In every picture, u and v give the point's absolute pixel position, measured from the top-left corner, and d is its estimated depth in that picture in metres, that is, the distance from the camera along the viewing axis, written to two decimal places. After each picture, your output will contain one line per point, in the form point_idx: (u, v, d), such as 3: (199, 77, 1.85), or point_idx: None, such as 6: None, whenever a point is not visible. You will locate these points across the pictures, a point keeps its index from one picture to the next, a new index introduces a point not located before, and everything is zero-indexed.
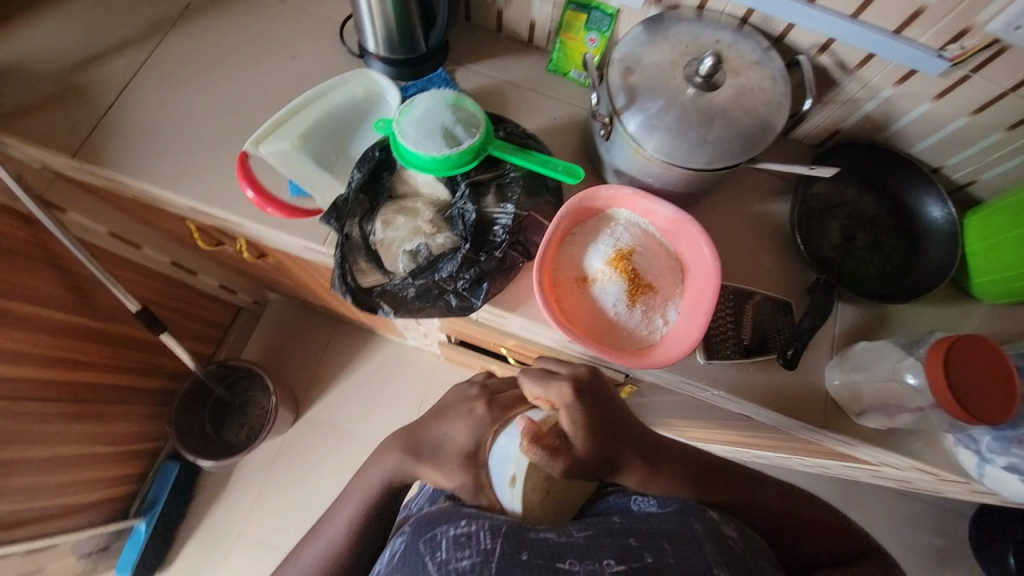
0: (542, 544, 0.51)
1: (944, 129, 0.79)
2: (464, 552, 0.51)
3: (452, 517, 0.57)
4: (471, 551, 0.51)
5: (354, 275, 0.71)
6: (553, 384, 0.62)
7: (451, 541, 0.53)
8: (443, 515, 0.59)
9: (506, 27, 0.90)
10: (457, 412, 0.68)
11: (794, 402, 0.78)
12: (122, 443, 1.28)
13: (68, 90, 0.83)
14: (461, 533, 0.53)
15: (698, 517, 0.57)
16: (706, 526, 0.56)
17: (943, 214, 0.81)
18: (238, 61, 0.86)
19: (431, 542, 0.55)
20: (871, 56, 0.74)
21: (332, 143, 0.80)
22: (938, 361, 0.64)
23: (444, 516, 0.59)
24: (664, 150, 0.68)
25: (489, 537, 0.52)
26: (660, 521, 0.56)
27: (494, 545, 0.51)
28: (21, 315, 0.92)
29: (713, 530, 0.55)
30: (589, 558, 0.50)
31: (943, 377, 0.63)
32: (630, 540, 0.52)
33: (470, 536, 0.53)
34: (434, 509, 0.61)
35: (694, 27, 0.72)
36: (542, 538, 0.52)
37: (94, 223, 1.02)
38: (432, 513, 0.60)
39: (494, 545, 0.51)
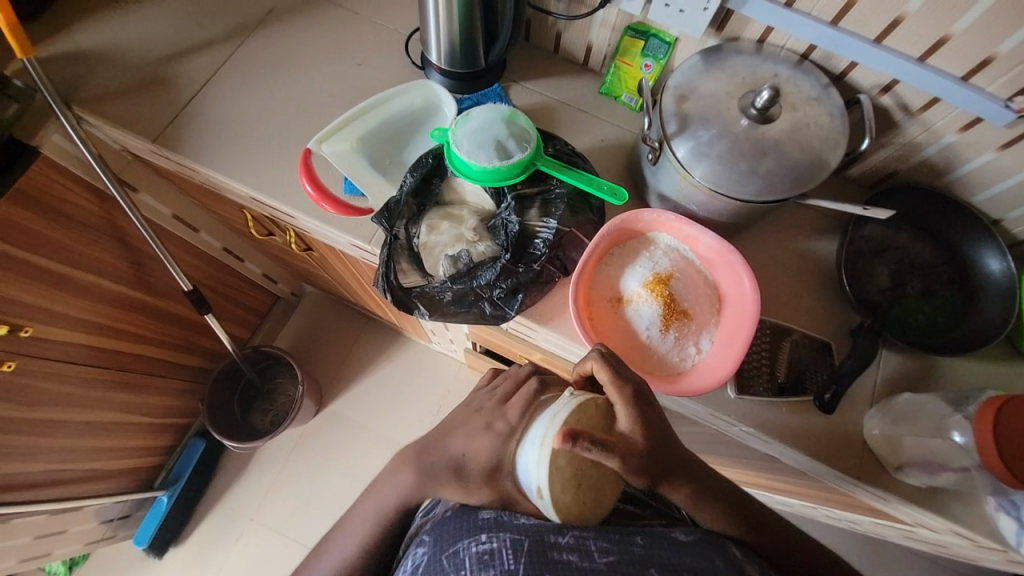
0: (567, 567, 0.50)
1: (1008, 181, 0.76)
2: (488, 572, 0.51)
3: (471, 529, 0.57)
4: (494, 572, 0.51)
5: (396, 275, 0.73)
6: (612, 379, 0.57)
7: (474, 559, 0.53)
8: (462, 525, 0.58)
9: (563, 48, 0.92)
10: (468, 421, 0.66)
11: (828, 448, 0.75)
12: (156, 415, 1.34)
13: (156, 80, 0.90)
14: (483, 551, 0.53)
15: (719, 553, 0.55)
16: (728, 562, 0.54)
17: (1001, 267, 0.77)
18: (309, 64, 0.91)
19: (456, 559, 0.55)
20: (936, 100, 0.73)
21: (387, 147, 0.83)
22: (988, 416, 0.61)
23: (462, 526, 0.58)
24: (713, 178, 0.67)
25: (511, 557, 0.51)
26: (680, 552, 0.53)
27: (517, 565, 0.51)
28: (83, 284, 0.99)
29: (733, 565, 0.54)
30: None
31: (991, 433, 0.60)
32: (651, 572, 0.50)
33: (494, 555, 0.52)
34: (448, 516, 0.60)
35: (752, 60, 0.73)
36: (565, 560, 0.50)
37: (160, 204, 1.09)
38: (448, 522, 0.59)
39: (516, 566, 0.50)
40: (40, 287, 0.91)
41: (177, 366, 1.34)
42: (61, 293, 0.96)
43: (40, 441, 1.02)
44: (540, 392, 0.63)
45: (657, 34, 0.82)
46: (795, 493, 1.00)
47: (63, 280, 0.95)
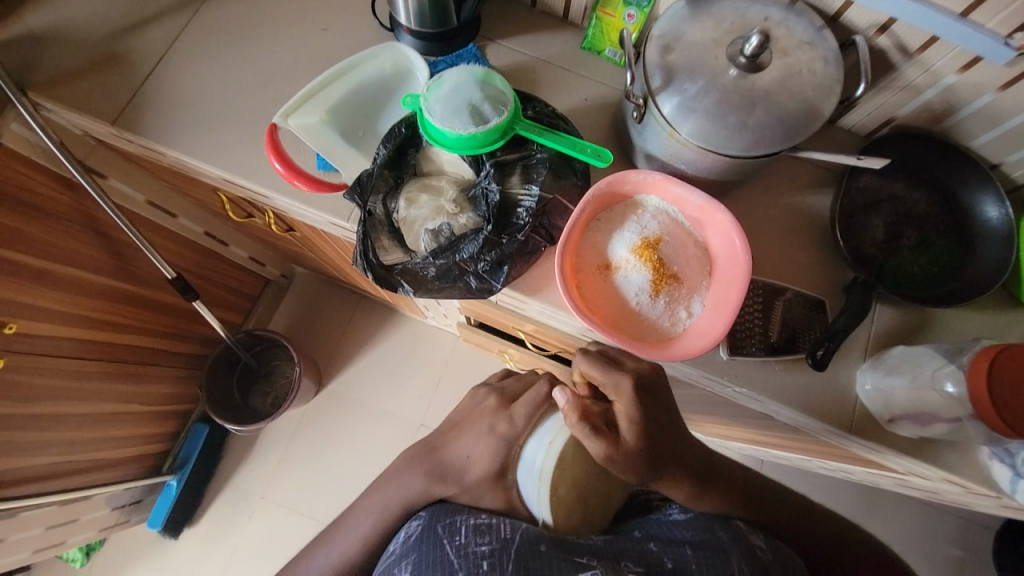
0: (562, 542, 0.55)
1: (1008, 123, 0.73)
2: (484, 538, 0.56)
3: (470, 508, 0.62)
4: (491, 538, 0.56)
5: (376, 252, 0.71)
6: (613, 376, 0.59)
7: (471, 528, 0.58)
8: (461, 507, 0.63)
9: (541, 0, 0.86)
10: (479, 426, 0.68)
11: (824, 405, 0.75)
12: (156, 403, 1.34)
13: (111, 57, 0.85)
14: (481, 523, 0.59)
15: (723, 526, 0.60)
16: (731, 533, 0.59)
17: (999, 214, 0.75)
18: (270, 31, 0.85)
19: (450, 528, 0.60)
20: (934, 39, 0.68)
21: (359, 118, 0.79)
22: (979, 369, 0.61)
23: (460, 508, 0.63)
24: (700, 135, 0.64)
25: (508, 529, 0.57)
26: (683, 529, 0.60)
27: (512, 534, 0.56)
28: (62, 276, 0.97)
29: (739, 538, 0.59)
30: (607, 558, 0.54)
31: (984, 384, 0.60)
32: (650, 545, 0.57)
33: (491, 525, 0.58)
34: (448, 500, 0.66)
35: (741, 2, 0.68)
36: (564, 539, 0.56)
37: (131, 190, 1.05)
38: (445, 504, 0.65)
39: (512, 535, 0.56)
40: (18, 282, 0.89)
41: (173, 355, 1.34)
42: (39, 287, 0.93)
43: (41, 435, 1.03)
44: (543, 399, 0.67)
45: None
46: (790, 448, 1.01)
47: (41, 274, 0.93)
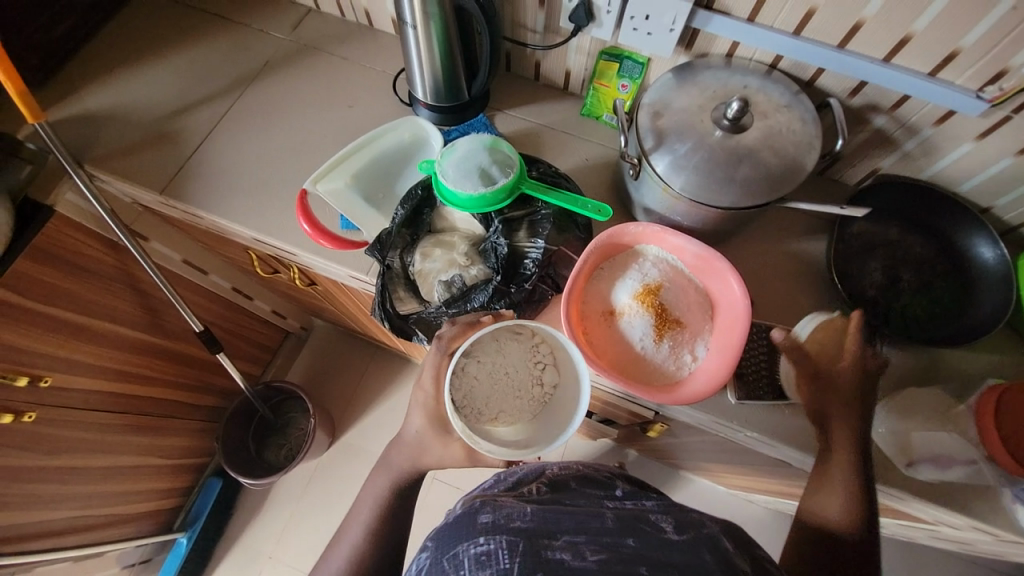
0: (559, 560, 0.50)
1: (990, 169, 0.77)
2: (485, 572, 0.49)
3: (469, 533, 0.55)
4: (491, 571, 0.49)
5: (393, 303, 0.76)
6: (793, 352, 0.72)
7: (471, 560, 0.51)
8: (461, 531, 0.57)
9: (544, 75, 0.96)
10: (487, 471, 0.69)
11: (835, 424, 0.69)
12: (173, 457, 1.37)
13: (162, 135, 0.96)
14: (481, 551, 0.51)
15: (709, 550, 0.54)
16: (717, 557, 0.53)
17: (994, 255, 0.77)
18: (303, 109, 0.96)
19: (455, 559, 0.53)
20: (906, 97, 0.75)
21: (380, 182, 0.87)
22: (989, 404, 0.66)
23: (460, 531, 0.57)
24: (692, 189, 0.69)
25: (507, 556, 0.50)
26: (673, 551, 0.53)
27: (512, 564, 0.49)
28: (99, 332, 1.04)
29: (725, 562, 0.53)
30: None
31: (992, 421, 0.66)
32: (641, 568, 0.50)
33: (492, 552, 0.51)
34: (450, 521, 0.60)
35: (722, 73, 0.76)
36: (558, 556, 0.50)
37: (170, 251, 1.13)
38: (450, 526, 0.59)
39: (512, 564, 0.49)
40: (60, 337, 0.96)
41: (191, 408, 1.37)
42: (76, 342, 1.00)
43: (62, 488, 1.05)
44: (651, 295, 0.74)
45: (630, 55, 0.85)
46: None
47: (81, 329, 1.00)
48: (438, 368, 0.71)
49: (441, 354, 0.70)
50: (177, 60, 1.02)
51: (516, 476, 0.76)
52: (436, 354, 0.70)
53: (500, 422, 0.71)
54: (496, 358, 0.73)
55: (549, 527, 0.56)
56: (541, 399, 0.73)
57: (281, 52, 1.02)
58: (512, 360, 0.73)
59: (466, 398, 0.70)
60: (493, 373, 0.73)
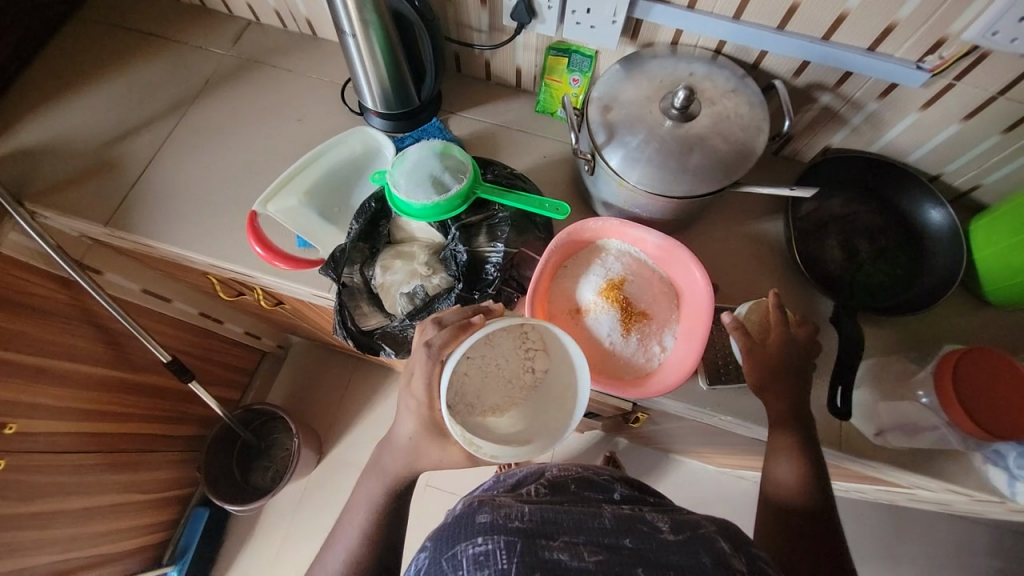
0: (556, 565, 0.47)
1: (937, 137, 0.79)
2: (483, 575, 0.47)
3: (468, 532, 0.52)
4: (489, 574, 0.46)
5: (356, 319, 0.75)
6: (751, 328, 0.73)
7: (471, 561, 0.48)
8: (461, 528, 0.53)
9: (494, 74, 0.95)
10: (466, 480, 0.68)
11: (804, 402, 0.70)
12: (155, 491, 1.33)
13: (103, 164, 0.92)
14: (480, 552, 0.48)
15: (706, 550, 0.51)
16: (716, 560, 0.50)
17: (941, 214, 0.79)
18: (250, 127, 0.93)
19: (452, 560, 0.50)
20: (849, 74, 0.75)
21: (335, 197, 0.85)
22: (947, 377, 0.66)
23: (460, 528, 0.53)
24: (646, 181, 0.69)
25: (505, 557, 0.47)
26: (672, 550, 0.50)
27: (511, 565, 0.47)
28: (60, 372, 1.00)
29: (723, 566, 0.49)
30: None
31: (953, 394, 0.65)
32: (638, 570, 0.47)
33: (489, 553, 0.48)
34: (449, 520, 0.55)
35: (668, 62, 0.75)
36: (555, 559, 0.47)
37: (127, 282, 1.09)
38: (450, 524, 0.55)
39: (510, 566, 0.47)
40: (21, 381, 0.92)
41: (169, 439, 1.34)
42: (36, 384, 0.95)
43: (42, 535, 1.01)
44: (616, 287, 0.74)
45: (578, 49, 0.85)
46: None
47: (41, 371, 0.96)
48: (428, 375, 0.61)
49: (432, 362, 0.61)
50: (113, 84, 0.98)
51: (516, 479, 0.71)
52: (427, 363, 0.60)
53: (497, 417, 0.65)
54: (484, 352, 0.68)
55: (548, 527, 0.52)
56: (534, 388, 0.68)
57: (223, 68, 0.98)
58: (501, 353, 0.68)
59: (457, 395, 0.64)
60: (483, 368, 0.67)
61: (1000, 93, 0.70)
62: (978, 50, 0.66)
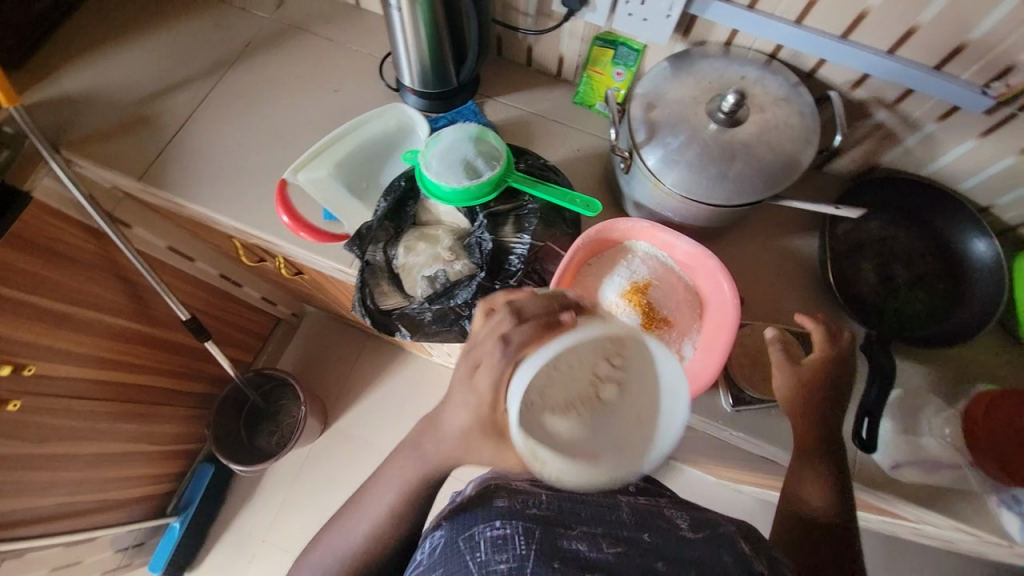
0: (576, 557, 0.43)
1: (994, 166, 0.75)
2: (501, 556, 0.43)
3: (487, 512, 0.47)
4: (507, 558, 0.42)
5: (375, 298, 0.74)
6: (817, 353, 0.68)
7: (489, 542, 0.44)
8: (475, 503, 0.49)
9: (536, 61, 0.93)
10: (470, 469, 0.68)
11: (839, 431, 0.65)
12: (164, 443, 1.36)
13: (140, 119, 0.92)
14: (499, 535, 0.44)
15: (729, 549, 0.48)
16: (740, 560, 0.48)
17: (987, 247, 0.75)
18: (287, 93, 0.93)
19: (470, 541, 0.45)
20: (909, 92, 0.72)
21: (364, 172, 0.84)
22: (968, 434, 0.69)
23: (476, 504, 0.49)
24: (684, 185, 0.67)
25: (525, 541, 0.44)
26: (691, 548, 0.48)
27: (530, 550, 0.43)
28: (82, 320, 1.02)
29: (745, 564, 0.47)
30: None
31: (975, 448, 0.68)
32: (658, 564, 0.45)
33: (508, 538, 0.44)
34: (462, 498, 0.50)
35: (719, 63, 0.73)
36: (573, 549, 0.44)
37: (154, 237, 1.11)
38: (465, 502, 0.49)
39: (530, 550, 0.43)
40: (40, 325, 0.94)
41: (181, 395, 1.37)
42: (59, 330, 0.98)
43: (50, 475, 1.04)
44: (637, 288, 0.73)
45: (625, 42, 0.82)
46: None
47: (63, 318, 0.98)
48: (500, 373, 0.46)
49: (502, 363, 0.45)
50: (156, 39, 0.98)
51: None
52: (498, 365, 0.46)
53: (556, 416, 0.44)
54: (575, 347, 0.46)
55: (566, 516, 0.48)
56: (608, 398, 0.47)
57: (264, 32, 0.98)
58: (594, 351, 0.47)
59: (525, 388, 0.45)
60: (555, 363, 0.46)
61: None
62: None
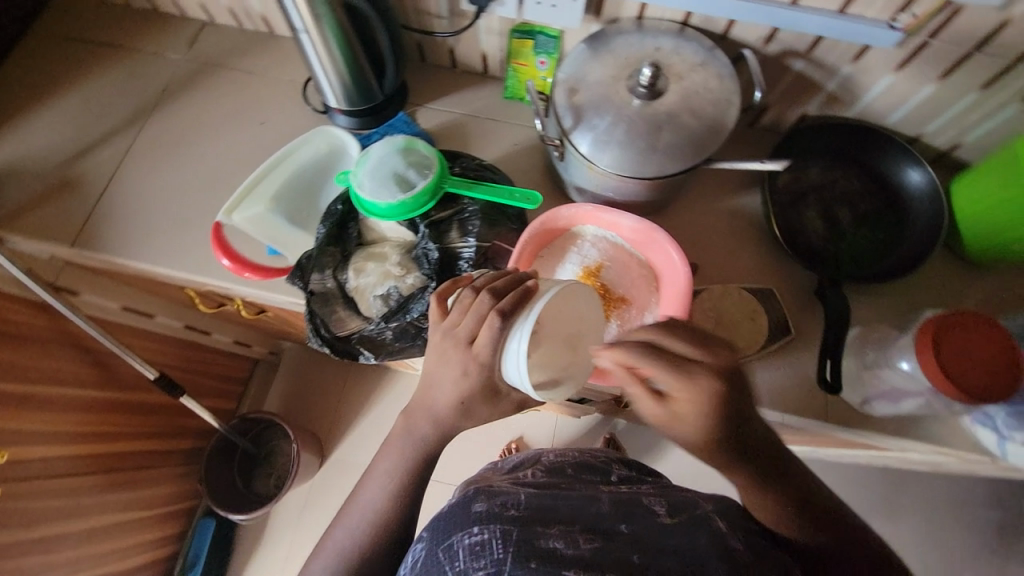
0: (553, 555, 0.43)
1: (915, 97, 0.77)
2: (479, 563, 0.42)
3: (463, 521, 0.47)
4: (485, 566, 0.42)
5: (331, 325, 0.74)
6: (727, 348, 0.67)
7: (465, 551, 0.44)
8: (454, 513, 0.48)
9: (460, 62, 0.92)
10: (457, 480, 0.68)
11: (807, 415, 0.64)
12: (157, 506, 1.33)
13: (65, 183, 0.89)
14: (476, 542, 0.44)
15: (704, 532, 0.49)
16: (713, 539, 0.48)
17: (922, 176, 0.78)
18: (213, 134, 0.91)
19: (449, 551, 0.45)
20: (819, 39, 0.73)
21: (302, 201, 0.83)
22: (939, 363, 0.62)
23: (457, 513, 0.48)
24: (617, 164, 0.68)
25: (500, 545, 0.43)
26: (668, 535, 0.48)
27: (506, 553, 0.43)
28: (46, 397, 0.98)
29: (720, 545, 0.48)
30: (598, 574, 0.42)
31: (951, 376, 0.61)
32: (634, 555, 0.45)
33: (485, 544, 0.43)
34: (446, 506, 0.50)
35: (633, 38, 0.73)
36: (551, 547, 0.43)
37: (106, 300, 1.08)
38: (445, 512, 0.49)
39: (506, 553, 0.42)
40: (5, 410, 0.90)
41: (166, 455, 1.33)
42: (23, 412, 0.94)
43: (46, 557, 1.00)
44: (592, 271, 0.74)
45: (542, 30, 0.82)
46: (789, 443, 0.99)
47: (27, 399, 0.94)
48: (496, 342, 0.55)
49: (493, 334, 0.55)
50: (68, 99, 0.95)
51: (512, 464, 0.71)
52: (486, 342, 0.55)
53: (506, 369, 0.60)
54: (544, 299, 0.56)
55: (545, 514, 0.48)
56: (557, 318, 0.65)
57: (180, 74, 0.95)
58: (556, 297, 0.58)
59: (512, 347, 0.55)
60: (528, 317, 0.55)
61: (976, 48, 0.68)
62: (949, 7, 0.65)
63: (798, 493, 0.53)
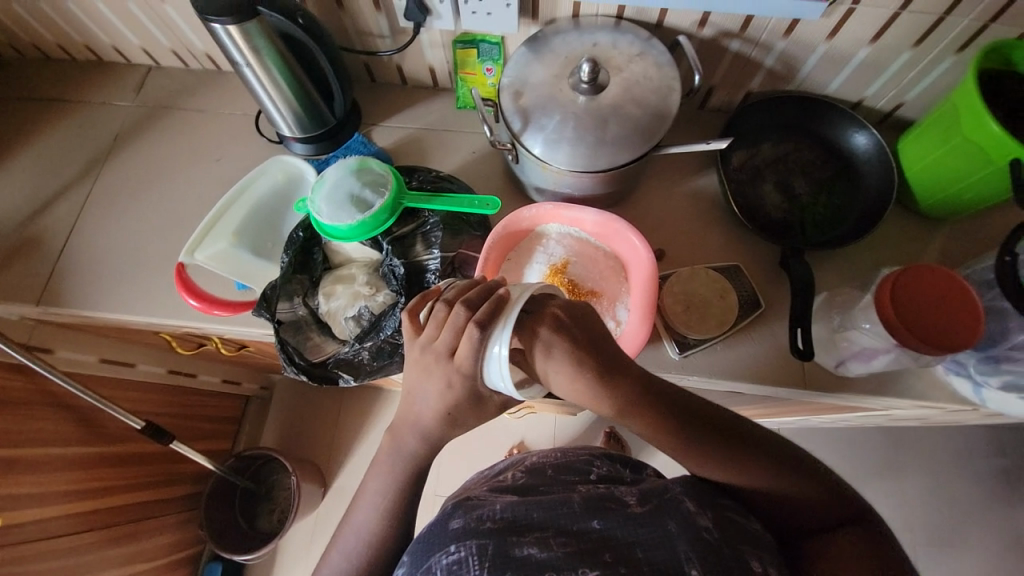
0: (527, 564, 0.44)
1: (851, 63, 0.79)
2: None
3: (442, 541, 0.49)
4: None
5: (306, 353, 0.73)
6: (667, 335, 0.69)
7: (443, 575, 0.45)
8: (432, 538, 0.50)
9: (409, 78, 0.93)
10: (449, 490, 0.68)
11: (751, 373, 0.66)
12: (161, 557, 1.31)
13: (25, 241, 0.88)
14: (453, 562, 0.46)
15: (673, 515, 0.49)
16: (683, 525, 0.48)
17: (866, 138, 0.80)
18: (171, 175, 0.90)
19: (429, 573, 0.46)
20: (750, 18, 0.75)
21: (266, 232, 0.83)
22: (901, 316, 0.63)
23: (435, 536, 0.50)
24: (570, 160, 0.69)
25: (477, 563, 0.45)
26: (638, 526, 0.48)
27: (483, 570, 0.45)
28: (32, 460, 0.96)
29: (687, 527, 0.48)
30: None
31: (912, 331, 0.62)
32: (604, 555, 0.45)
33: (462, 562, 0.45)
34: (424, 530, 0.52)
35: (571, 37, 0.74)
36: (524, 556, 0.45)
37: (82, 354, 1.06)
38: (424, 535, 0.51)
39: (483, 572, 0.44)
40: None
41: (164, 504, 1.31)
42: (10, 477, 0.92)
43: None
44: (558, 272, 0.74)
45: (483, 38, 0.83)
46: (779, 413, 1.01)
47: (13, 463, 0.93)
48: (476, 352, 0.52)
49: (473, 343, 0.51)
50: (19, 157, 0.94)
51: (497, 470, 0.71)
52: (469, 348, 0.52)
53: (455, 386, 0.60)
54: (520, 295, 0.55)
55: (520, 522, 0.49)
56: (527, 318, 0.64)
57: (131, 120, 0.95)
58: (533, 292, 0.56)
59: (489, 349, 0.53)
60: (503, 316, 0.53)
61: (901, 9, 0.69)
62: None
63: (773, 460, 0.52)
